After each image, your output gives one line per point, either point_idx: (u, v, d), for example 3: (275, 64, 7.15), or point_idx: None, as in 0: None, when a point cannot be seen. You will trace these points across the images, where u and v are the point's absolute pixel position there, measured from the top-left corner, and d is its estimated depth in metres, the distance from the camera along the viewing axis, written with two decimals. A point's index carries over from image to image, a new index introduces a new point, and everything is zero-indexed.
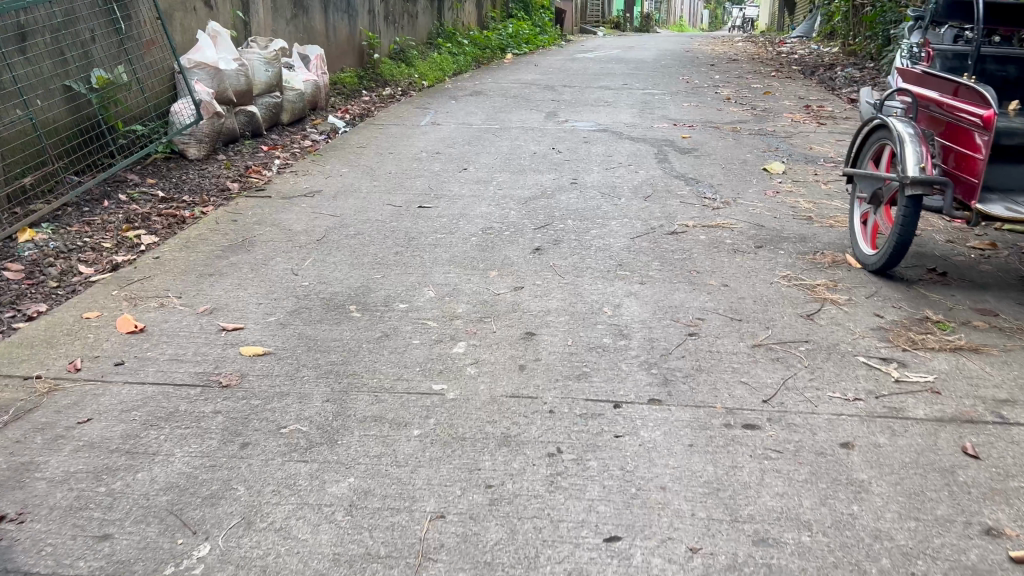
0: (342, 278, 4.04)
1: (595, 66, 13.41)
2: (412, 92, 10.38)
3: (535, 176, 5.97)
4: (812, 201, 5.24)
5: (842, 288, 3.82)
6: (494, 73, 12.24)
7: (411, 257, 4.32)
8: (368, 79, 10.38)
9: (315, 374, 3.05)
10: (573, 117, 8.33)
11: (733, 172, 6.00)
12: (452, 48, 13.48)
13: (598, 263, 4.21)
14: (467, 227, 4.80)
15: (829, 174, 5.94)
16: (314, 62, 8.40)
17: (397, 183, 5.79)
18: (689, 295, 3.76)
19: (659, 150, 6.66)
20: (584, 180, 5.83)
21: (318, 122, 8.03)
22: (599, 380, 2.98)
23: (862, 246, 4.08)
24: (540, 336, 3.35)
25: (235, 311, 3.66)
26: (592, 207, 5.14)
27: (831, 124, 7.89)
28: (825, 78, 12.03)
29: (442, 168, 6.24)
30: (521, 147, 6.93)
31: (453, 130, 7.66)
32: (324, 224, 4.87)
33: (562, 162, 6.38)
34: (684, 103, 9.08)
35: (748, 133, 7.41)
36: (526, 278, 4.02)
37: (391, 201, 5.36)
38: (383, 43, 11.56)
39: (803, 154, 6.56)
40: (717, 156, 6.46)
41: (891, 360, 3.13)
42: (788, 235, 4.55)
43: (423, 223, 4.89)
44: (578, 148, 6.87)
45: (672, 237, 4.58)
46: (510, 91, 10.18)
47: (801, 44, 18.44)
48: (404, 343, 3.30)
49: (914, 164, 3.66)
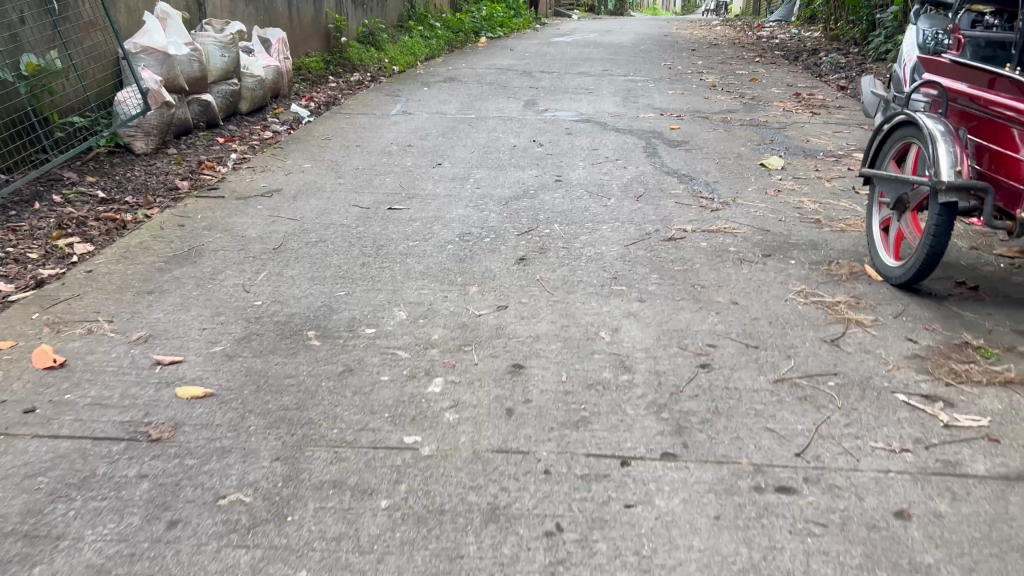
0: (300, 296, 3.56)
1: (573, 50, 12.93)
2: (382, 78, 9.83)
3: (515, 173, 5.49)
4: (817, 201, 4.82)
5: (865, 305, 3.40)
6: (467, 58, 11.69)
7: (381, 270, 3.83)
8: (335, 65, 9.81)
9: (263, 425, 2.58)
10: (554, 105, 7.85)
11: (729, 167, 5.56)
12: (423, 32, 12.90)
13: (590, 276, 3.76)
14: (443, 233, 4.32)
15: (831, 170, 5.52)
16: (276, 46, 7.83)
17: (365, 181, 5.29)
18: (695, 316, 3.32)
19: (647, 143, 6.22)
20: (568, 177, 5.37)
21: (280, 110, 7.48)
22: (601, 428, 2.53)
23: (884, 256, 3.66)
24: (530, 369, 2.89)
25: (174, 340, 3.17)
26: (580, 209, 4.68)
27: (826, 113, 7.48)
28: (811, 64, 11.65)
29: (414, 163, 5.74)
30: (500, 140, 6.44)
31: (426, 120, 7.15)
32: (282, 229, 4.36)
33: (545, 157, 5.91)
34: (670, 91, 8.63)
35: (740, 124, 6.98)
36: (510, 295, 3.55)
37: (358, 202, 4.85)
38: (350, 26, 10.97)
39: (801, 147, 6.15)
40: (710, 150, 6.02)
41: (935, 397, 2.71)
42: (797, 242, 4.12)
43: (394, 229, 4.40)
44: (561, 141, 6.40)
45: (669, 244, 4.14)
46: (485, 77, 9.66)
47: (781, 28, 18.04)
48: (371, 380, 2.83)
49: (949, 167, 3.22)
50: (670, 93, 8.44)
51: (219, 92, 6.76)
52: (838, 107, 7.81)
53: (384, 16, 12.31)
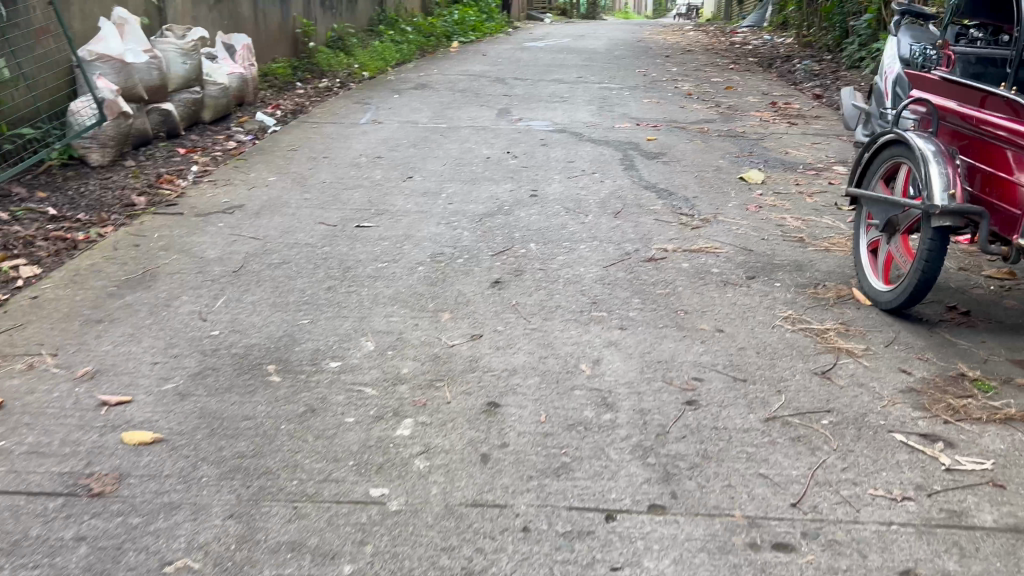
0: (261, 325, 3.34)
1: (546, 56, 12.78)
2: (351, 85, 9.60)
3: (489, 187, 5.30)
4: (799, 217, 4.69)
5: (855, 333, 3.26)
6: (439, 64, 11.50)
7: (347, 294, 3.63)
8: (303, 71, 9.57)
9: (217, 475, 2.37)
10: (527, 114, 7.68)
11: (708, 181, 5.42)
12: (393, 36, 12.68)
13: (568, 301, 3.59)
14: (413, 253, 4.13)
15: (812, 184, 5.40)
16: (240, 52, 7.60)
17: (332, 196, 5.08)
18: (679, 346, 3.16)
19: (624, 155, 6.06)
20: (544, 192, 5.20)
21: (245, 119, 7.23)
22: (583, 476, 2.35)
23: (872, 280, 3.53)
24: (506, 407, 2.71)
25: (122, 376, 2.94)
26: (557, 227, 4.51)
27: (803, 123, 7.39)
28: (785, 71, 11.59)
29: (384, 176, 5.54)
30: (473, 151, 6.25)
31: (396, 130, 6.94)
32: (243, 250, 4.14)
33: (519, 170, 5.73)
34: (645, 99, 8.50)
35: (717, 134, 6.86)
36: (485, 322, 3.37)
37: (324, 219, 4.64)
38: (319, 31, 10.73)
39: (780, 159, 6.03)
40: (688, 163, 5.88)
41: (934, 436, 2.57)
42: (781, 262, 3.98)
43: (362, 248, 4.20)
44: (536, 152, 6.23)
45: (650, 265, 3.98)
46: (458, 84, 9.47)
47: (753, 34, 18.04)
48: (334, 423, 2.63)
49: (942, 191, 3.09)
50: (646, 102, 8.31)
51: (181, 100, 6.51)
52: (815, 116, 7.73)
53: (353, 21, 12.08)
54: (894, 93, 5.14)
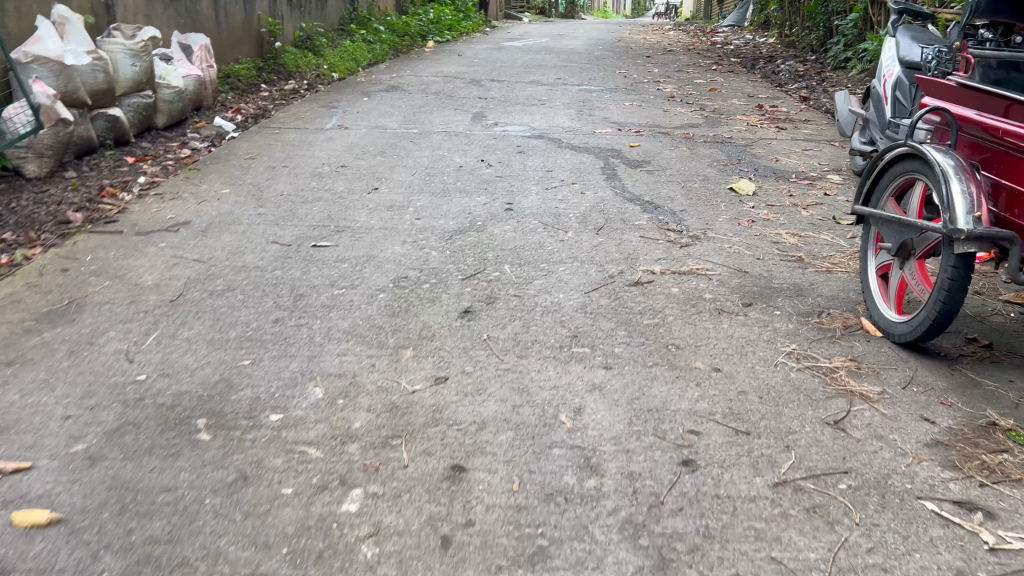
0: (194, 369, 2.93)
1: (524, 56, 12.40)
2: (320, 87, 9.17)
3: (461, 199, 4.91)
4: (795, 233, 4.34)
5: (869, 372, 2.89)
6: (413, 64, 11.10)
7: (297, 328, 3.22)
8: (268, 73, 9.12)
9: (121, 569, 1.96)
10: (503, 119, 7.30)
11: (696, 193, 5.06)
12: (365, 36, 12.24)
13: (546, 333, 3.20)
14: (374, 276, 3.72)
15: (805, 194, 5.06)
16: (197, 53, 7.15)
17: (289, 211, 4.66)
18: (672, 389, 2.78)
19: (606, 164, 5.70)
20: (520, 205, 4.81)
21: (201, 125, 6.79)
22: (563, 565, 1.97)
23: (883, 308, 3.18)
24: (472, 472, 2.32)
25: (25, 435, 2.52)
26: (535, 246, 4.12)
27: (791, 128, 7.06)
28: (770, 72, 11.29)
29: (348, 188, 5.13)
30: (444, 159, 5.86)
31: (364, 135, 6.53)
32: (184, 275, 3.73)
33: (493, 180, 5.35)
34: (626, 102, 8.15)
35: (703, 140, 6.51)
36: (451, 360, 2.98)
37: (278, 238, 4.23)
38: (286, 30, 10.27)
39: (770, 168, 5.68)
40: (674, 172, 5.52)
41: (971, 505, 2.21)
42: (780, 286, 3.62)
43: (317, 271, 3.78)
44: (512, 160, 5.85)
45: (636, 289, 3.60)
46: (431, 86, 9.07)
47: (734, 34, 17.77)
48: (269, 496, 2.23)
49: (966, 213, 2.74)
50: (627, 106, 7.94)
51: (130, 105, 6.06)
52: (804, 120, 7.40)
53: (323, 20, 11.63)
54: (893, 99, 4.79)
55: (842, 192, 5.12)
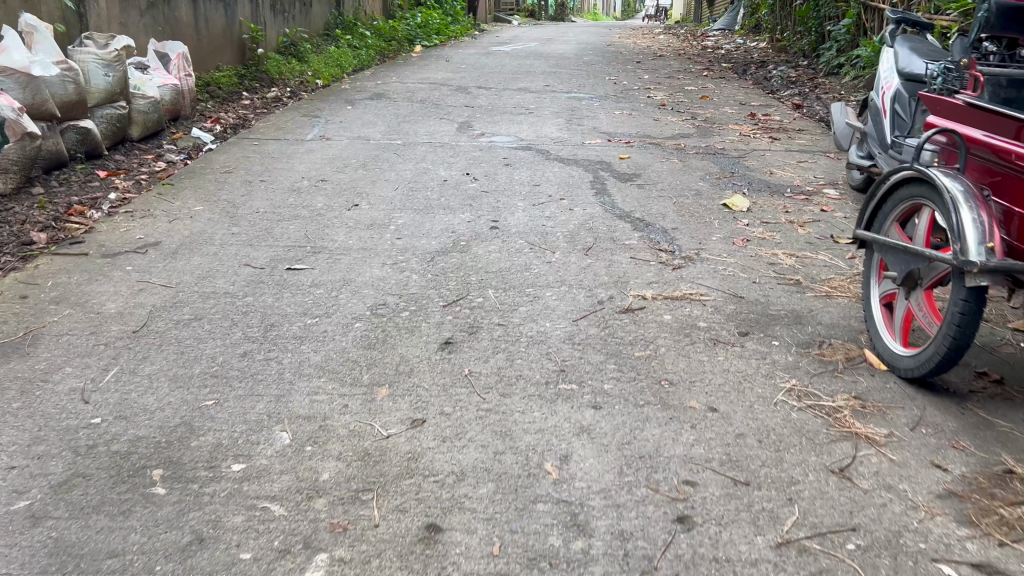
0: (153, 410, 2.73)
1: (512, 62, 12.22)
2: (303, 95, 8.98)
3: (444, 216, 4.72)
4: (792, 254, 4.17)
5: (874, 411, 2.72)
6: (400, 70, 10.92)
7: (265, 363, 3.03)
8: (250, 80, 8.90)
9: None
10: (490, 129, 7.12)
11: (688, 209, 4.89)
12: (351, 42, 12.03)
13: (531, 366, 3.01)
14: (351, 302, 3.53)
15: (801, 210, 4.89)
16: (174, 62, 6.94)
17: (265, 230, 4.47)
18: (665, 431, 2.60)
19: (595, 177, 5.52)
20: (506, 223, 4.62)
21: (178, 135, 6.59)
22: None
23: (888, 340, 3.01)
24: (449, 532, 2.13)
25: None
26: (520, 268, 3.94)
27: (785, 138, 6.90)
28: (761, 78, 11.15)
29: (327, 204, 4.93)
30: (428, 172, 5.66)
31: (346, 147, 6.34)
32: (149, 302, 3.53)
33: (479, 195, 5.16)
34: (616, 110, 7.99)
35: (695, 152, 6.34)
36: (429, 398, 2.78)
37: (251, 260, 4.03)
38: (269, 36, 10.06)
39: (764, 181, 5.52)
40: (665, 187, 5.35)
41: (990, 567, 2.03)
42: (777, 313, 3.45)
43: (291, 298, 3.59)
44: (498, 173, 5.67)
45: (626, 317, 3.42)
46: (416, 94, 8.87)
47: (725, 38, 17.65)
48: (225, 563, 2.03)
49: (977, 243, 2.57)
50: (617, 114, 7.77)
51: (103, 117, 5.85)
52: (797, 130, 7.24)
53: (308, 25, 11.42)
54: (892, 111, 4.63)
55: (839, 208, 4.95)
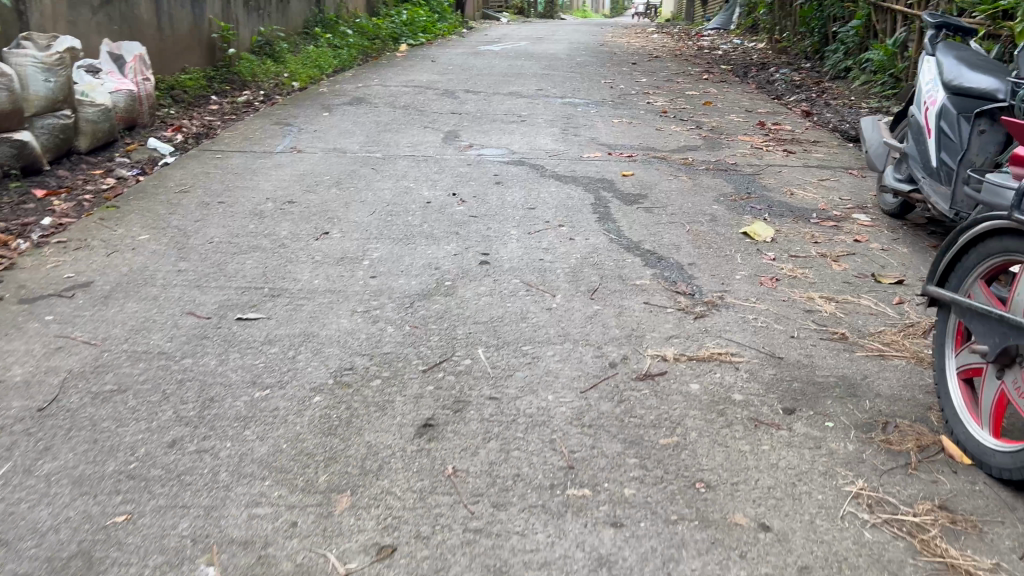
0: (43, 532, 2.11)
1: (502, 63, 11.62)
2: (277, 99, 8.34)
3: (426, 248, 4.12)
4: (830, 298, 3.58)
5: (970, 530, 2.14)
6: (383, 72, 10.30)
7: (197, 458, 2.41)
8: (219, 84, 8.25)
9: None
10: (479, 139, 6.52)
11: (704, 239, 4.30)
12: (332, 41, 11.39)
13: (531, 458, 2.41)
14: (311, 366, 2.92)
15: (832, 240, 4.31)
16: (130, 64, 6.29)
17: (216, 266, 3.85)
18: (706, 564, 2.01)
19: (596, 200, 4.93)
20: (496, 257, 4.02)
21: (133, 147, 5.93)
22: None
23: (974, 428, 2.42)
24: None
25: None
26: (515, 316, 3.34)
27: (800, 150, 6.34)
28: (763, 81, 10.60)
29: (292, 232, 4.32)
30: (409, 192, 5.05)
31: (318, 161, 5.72)
32: (65, 367, 2.90)
33: (466, 220, 4.55)
34: (614, 118, 7.40)
35: (705, 167, 5.76)
36: (402, 511, 2.18)
37: (196, 307, 3.41)
38: (242, 35, 9.40)
39: (785, 204, 4.94)
40: (675, 211, 4.76)
41: None
42: (825, 382, 2.87)
43: (238, 360, 2.97)
44: (487, 193, 5.07)
45: (644, 385, 2.83)
46: (399, 98, 8.24)
47: (722, 38, 17.09)
48: None
49: None
50: (616, 123, 7.17)
51: (44, 127, 5.18)
52: (812, 141, 6.68)
53: (285, 24, 10.75)
54: (936, 130, 4.03)
55: (874, 237, 4.38)
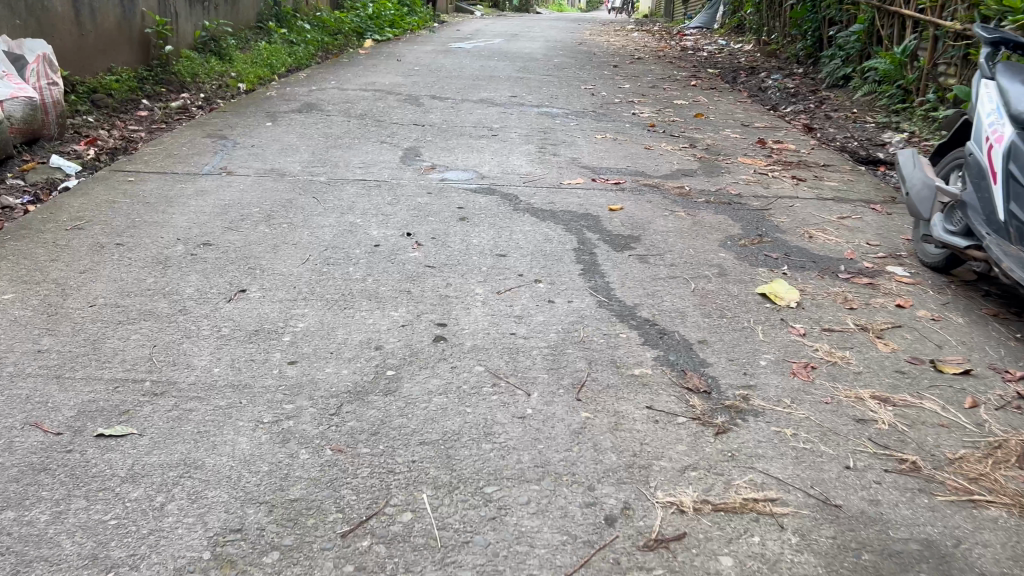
0: None
1: (474, 63, 10.77)
2: (218, 104, 7.41)
3: (369, 314, 3.27)
4: (885, 399, 2.78)
5: None
6: (343, 72, 9.40)
7: None
8: (152, 87, 7.30)
9: None
10: (443, 159, 5.68)
11: (714, 303, 3.49)
12: (287, 38, 10.45)
13: None
14: (184, 527, 2.06)
15: (871, 307, 3.51)
16: (32, 66, 5.33)
17: (92, 344, 2.96)
18: None
19: (578, 247, 4.11)
20: (457, 328, 3.18)
21: (30, 165, 4.99)
22: None
23: None
24: None
25: None
26: (476, 429, 2.49)
27: (810, 177, 5.56)
28: (755, 89, 9.85)
29: (200, 291, 3.43)
30: (354, 231, 4.19)
31: (251, 187, 4.84)
32: None
33: (421, 273, 3.70)
34: (597, 134, 6.59)
35: (703, 199, 4.95)
36: None
37: (46, 414, 2.53)
38: (183, 30, 8.45)
39: (804, 251, 4.15)
40: (674, 262, 3.95)
41: None
42: (908, 553, 2.05)
43: (81, 515, 2.09)
44: (450, 233, 4.23)
45: (657, 561, 1.99)
46: (355, 105, 7.36)
47: (705, 38, 16.37)
48: None
49: None
50: (599, 141, 6.34)
51: None
52: (822, 166, 5.91)
53: (235, 17, 9.78)
54: (1006, 173, 3.23)
55: (920, 301, 3.59)
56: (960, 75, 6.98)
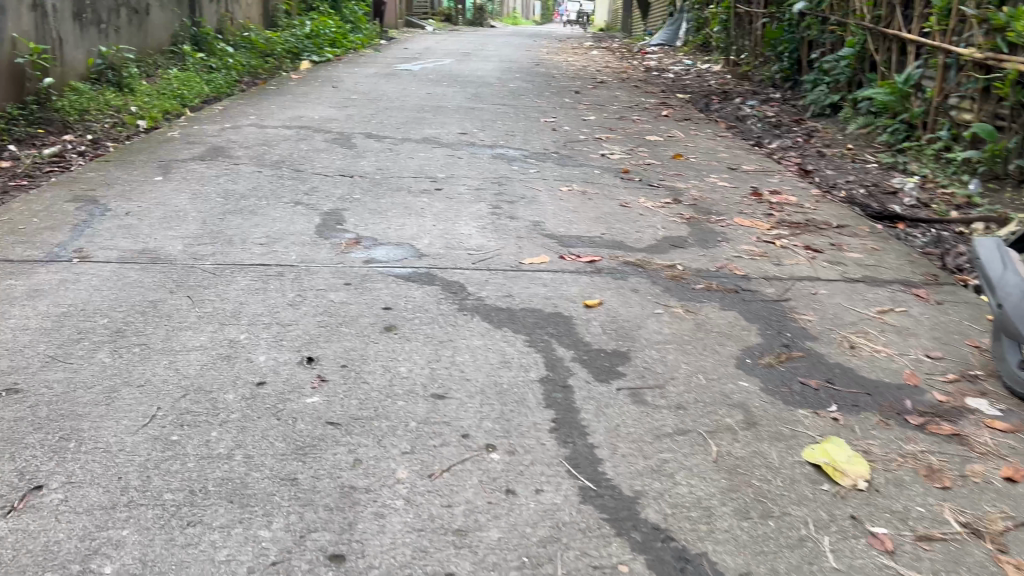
0: None
1: (420, 89, 9.63)
2: (105, 149, 6.15)
3: (224, 538, 2.09)
4: None
5: None
6: (266, 103, 8.18)
7: None
8: (23, 129, 6.03)
9: None
10: (371, 227, 4.51)
11: (749, 486, 2.37)
12: (205, 62, 9.19)
13: None
14: None
15: (970, 484, 2.42)
16: None
17: None
18: None
19: (545, 376, 2.97)
20: (361, 563, 2.02)
21: None
22: None
23: None
24: None
25: None
26: None
27: (825, 245, 4.50)
28: (733, 117, 8.86)
29: None
30: (235, 357, 3.01)
31: (108, 282, 3.63)
32: None
33: (319, 440, 2.52)
34: (562, 186, 5.48)
35: (701, 285, 3.85)
36: None
37: None
38: (73, 59, 7.15)
39: (849, 374, 3.06)
40: (678, 401, 2.82)
41: None
42: None
43: None
44: (367, 356, 3.06)
45: None
46: (273, 149, 6.16)
47: (668, 56, 15.45)
48: None
49: None
50: (564, 196, 5.24)
51: None
52: (836, 227, 4.86)
53: (140, 40, 8.49)
54: None
55: None
56: (978, 110, 6.03)
